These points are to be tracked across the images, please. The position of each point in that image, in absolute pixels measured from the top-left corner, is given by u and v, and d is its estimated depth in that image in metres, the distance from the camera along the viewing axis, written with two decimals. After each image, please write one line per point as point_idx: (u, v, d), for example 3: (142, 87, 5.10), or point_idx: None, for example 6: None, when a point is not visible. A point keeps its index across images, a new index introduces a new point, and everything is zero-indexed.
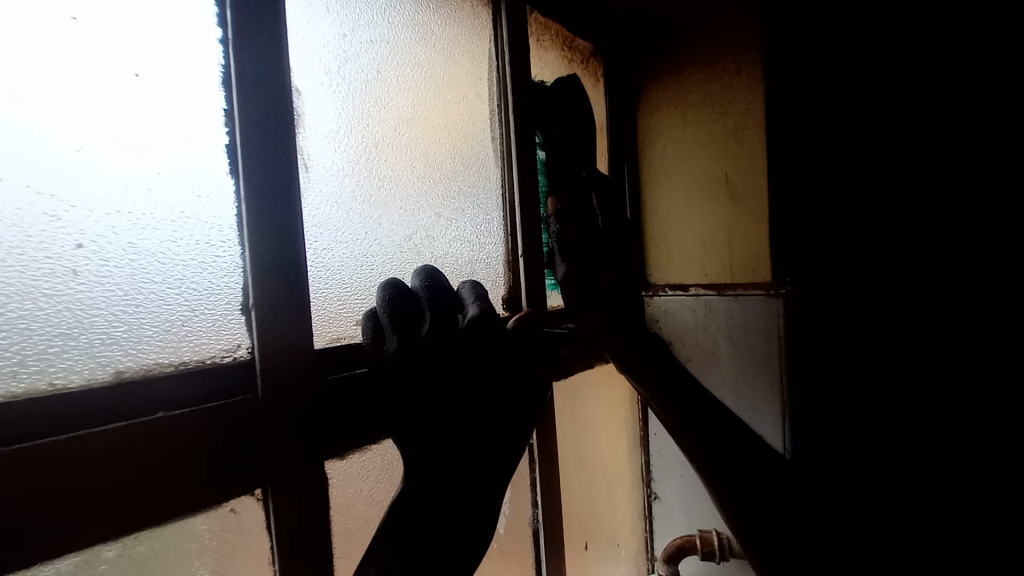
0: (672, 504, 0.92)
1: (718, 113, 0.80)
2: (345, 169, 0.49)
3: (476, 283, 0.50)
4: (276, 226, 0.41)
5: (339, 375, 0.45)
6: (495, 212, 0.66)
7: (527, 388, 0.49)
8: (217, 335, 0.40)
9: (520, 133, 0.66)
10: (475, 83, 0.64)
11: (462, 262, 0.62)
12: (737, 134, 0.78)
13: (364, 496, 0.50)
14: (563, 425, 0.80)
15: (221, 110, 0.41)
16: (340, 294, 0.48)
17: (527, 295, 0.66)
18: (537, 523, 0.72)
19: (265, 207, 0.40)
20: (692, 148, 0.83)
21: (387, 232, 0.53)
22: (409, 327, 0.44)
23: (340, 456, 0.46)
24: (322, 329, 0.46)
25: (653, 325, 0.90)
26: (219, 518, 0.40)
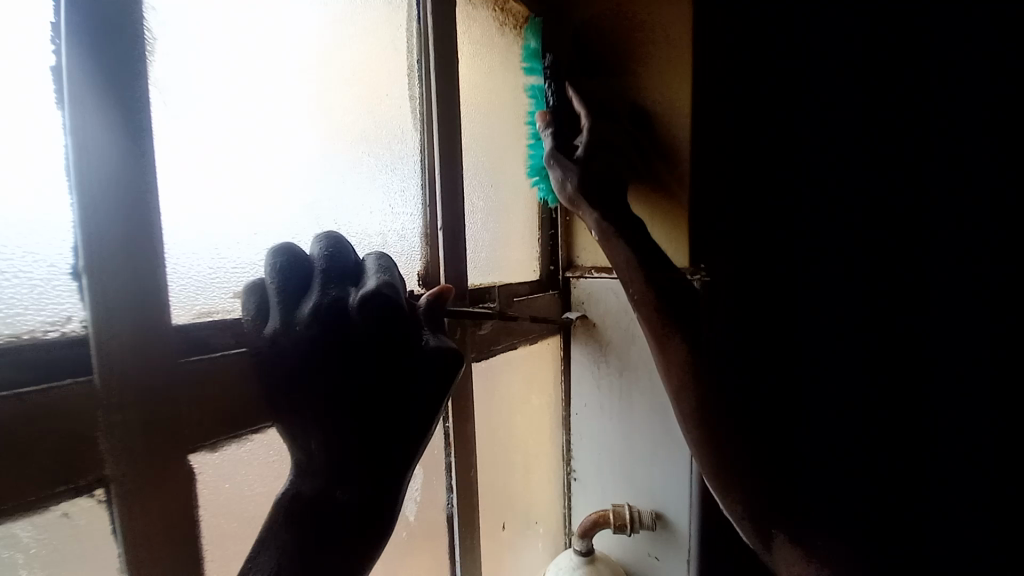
0: (588, 483, 0.93)
1: None
2: (223, 114, 0.42)
3: (384, 255, 0.44)
4: (120, 174, 0.34)
5: (205, 356, 0.38)
6: (411, 180, 0.61)
7: (435, 377, 0.41)
8: (39, 305, 0.32)
9: (442, 93, 0.60)
10: (390, 35, 0.58)
11: (371, 232, 0.56)
12: None
13: (245, 490, 0.44)
14: (482, 407, 0.78)
15: (46, 22, 0.32)
16: (213, 261, 0.41)
17: (447, 270, 0.62)
18: (452, 508, 0.70)
19: (104, 148, 0.33)
20: None
21: (278, 192, 0.47)
22: (296, 301, 0.38)
23: (211, 447, 0.40)
24: (188, 300, 0.39)
25: (578, 308, 0.89)
26: (48, 524, 0.33)
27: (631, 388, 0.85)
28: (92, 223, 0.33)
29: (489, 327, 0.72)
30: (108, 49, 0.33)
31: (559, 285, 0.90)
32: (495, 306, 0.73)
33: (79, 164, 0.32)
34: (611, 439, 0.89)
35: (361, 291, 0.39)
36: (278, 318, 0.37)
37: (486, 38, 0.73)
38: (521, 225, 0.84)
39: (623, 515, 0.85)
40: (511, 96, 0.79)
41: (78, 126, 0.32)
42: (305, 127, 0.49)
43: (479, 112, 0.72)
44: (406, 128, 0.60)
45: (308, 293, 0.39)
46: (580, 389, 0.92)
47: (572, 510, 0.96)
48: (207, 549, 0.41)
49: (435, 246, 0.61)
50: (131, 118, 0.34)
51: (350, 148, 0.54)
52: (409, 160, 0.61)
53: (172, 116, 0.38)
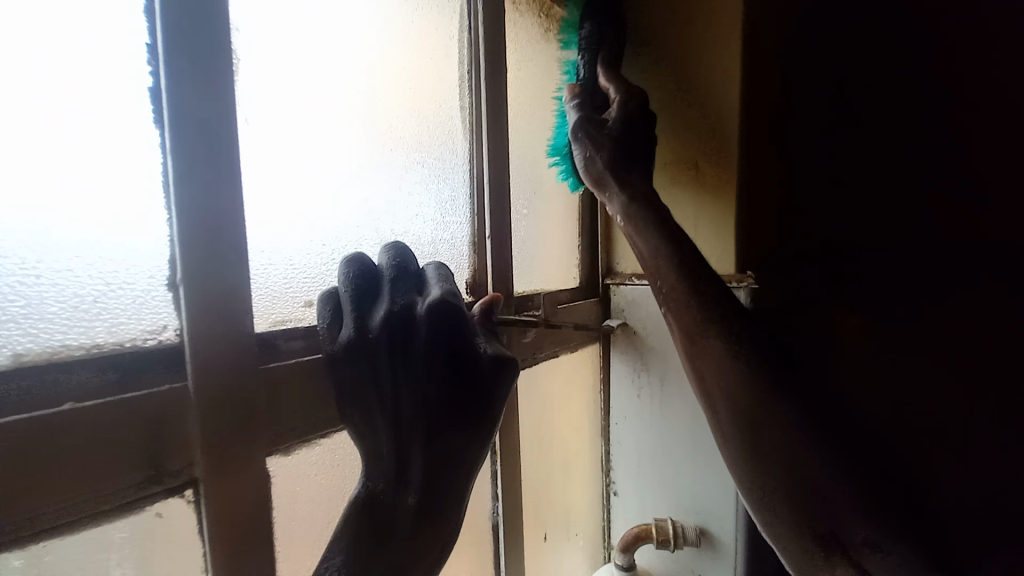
0: (628, 495, 0.92)
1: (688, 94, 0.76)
2: (295, 129, 0.44)
3: (443, 264, 0.45)
4: (212, 189, 0.36)
5: (281, 363, 0.40)
6: (461, 190, 0.62)
7: (488, 385, 0.42)
8: (138, 315, 0.34)
9: (492, 105, 0.61)
10: (442, 47, 0.59)
11: (424, 241, 0.58)
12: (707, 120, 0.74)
13: (311, 494, 0.45)
14: (525, 414, 0.78)
15: (146, 47, 0.35)
16: (288, 272, 0.43)
17: (495, 280, 0.63)
18: (497, 516, 0.70)
19: (197, 165, 0.35)
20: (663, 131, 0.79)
21: (341, 204, 0.48)
22: (367, 310, 0.39)
23: (284, 451, 0.41)
24: (266, 308, 0.41)
25: (618, 316, 0.89)
26: (143, 521, 0.35)
27: (675, 398, 0.84)
28: (188, 236, 0.35)
29: (533, 335, 0.73)
30: (201, 72, 0.35)
31: (599, 293, 0.89)
32: (539, 315, 0.73)
33: (178, 180, 0.34)
34: (652, 448, 0.88)
35: (427, 301, 0.40)
36: (351, 326, 0.38)
37: (530, 48, 0.73)
38: (562, 233, 0.84)
39: (666, 529, 0.84)
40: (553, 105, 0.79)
41: (176, 145, 0.34)
42: (366, 141, 0.51)
43: (523, 122, 0.73)
44: (456, 139, 0.62)
45: (378, 302, 0.40)
46: (621, 397, 0.91)
47: (612, 521, 0.94)
48: (280, 549, 0.42)
49: (484, 254, 0.62)
50: (221, 135, 0.36)
51: (404, 161, 0.56)
52: (459, 170, 0.62)
53: (253, 132, 0.40)
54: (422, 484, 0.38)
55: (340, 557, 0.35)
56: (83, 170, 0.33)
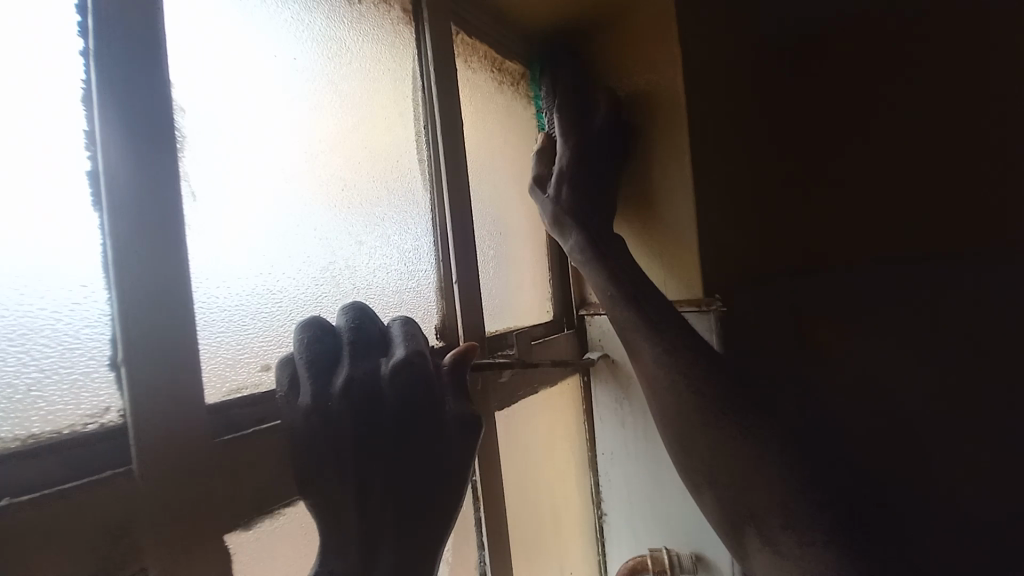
0: (621, 528, 0.89)
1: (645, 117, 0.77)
2: (246, 194, 0.44)
3: (409, 319, 0.45)
4: (158, 264, 0.35)
5: (237, 434, 0.39)
6: (424, 237, 0.63)
7: (450, 442, 0.41)
8: (77, 399, 0.33)
9: (449, 153, 0.62)
10: (398, 100, 0.61)
11: (388, 292, 0.57)
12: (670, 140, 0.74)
13: (277, 569, 0.43)
14: (506, 455, 0.76)
15: (84, 131, 0.35)
16: (240, 338, 0.42)
17: (465, 323, 0.62)
18: (484, 567, 0.67)
19: (140, 241, 0.35)
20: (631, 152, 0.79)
21: (302, 263, 0.48)
22: (325, 374, 0.38)
23: (244, 527, 0.40)
24: (220, 378, 0.40)
25: (597, 347, 0.89)
26: None
27: (659, 424, 0.83)
28: (131, 315, 0.34)
29: (509, 375, 0.72)
30: (140, 150, 0.35)
31: (575, 325, 0.89)
32: (513, 353, 0.73)
33: (120, 258, 0.34)
34: (641, 478, 0.86)
35: (392, 362, 0.40)
36: (309, 393, 0.37)
37: (485, 102, 0.76)
38: (532, 269, 0.85)
39: (662, 560, 0.82)
40: (514, 147, 0.82)
41: (115, 224, 0.34)
42: (325, 200, 0.52)
43: (484, 165, 0.75)
44: (416, 189, 0.62)
45: (339, 366, 0.39)
46: (606, 427, 0.90)
47: (607, 557, 0.92)
48: None
49: (450, 298, 0.62)
50: (164, 210, 0.36)
51: (366, 215, 0.56)
52: (421, 218, 0.63)
53: (201, 202, 0.40)
54: (392, 551, 0.37)
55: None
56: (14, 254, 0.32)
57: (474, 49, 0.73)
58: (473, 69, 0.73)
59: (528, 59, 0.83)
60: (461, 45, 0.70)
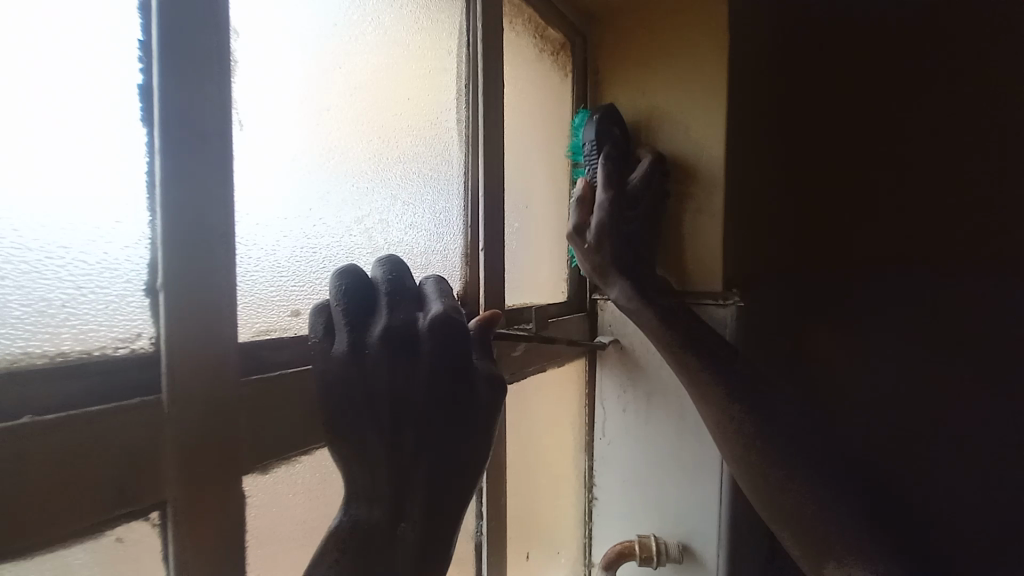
0: (611, 511, 0.90)
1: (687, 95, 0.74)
2: (289, 131, 0.42)
3: (442, 279, 0.44)
4: (203, 194, 0.34)
5: (266, 376, 0.38)
6: (455, 200, 0.61)
7: (479, 408, 0.40)
8: (109, 321, 0.32)
9: (488, 117, 0.60)
10: (443, 56, 0.59)
11: (416, 252, 0.56)
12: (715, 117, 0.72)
13: (288, 515, 0.42)
14: (510, 427, 0.76)
15: (136, 40, 0.33)
16: (274, 280, 0.41)
17: (488, 293, 0.61)
18: (481, 535, 0.67)
19: (187, 169, 0.33)
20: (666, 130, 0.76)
21: (338, 212, 0.47)
22: (363, 323, 0.37)
23: (263, 470, 0.39)
24: (251, 318, 0.39)
25: (607, 332, 0.88)
26: (109, 545, 0.32)
27: (662, 411, 0.84)
28: (172, 242, 0.33)
29: (522, 350, 0.72)
30: (198, 72, 0.33)
31: (586, 308, 0.89)
32: (529, 329, 0.72)
33: (167, 184, 0.32)
34: (638, 464, 0.87)
35: (430, 316, 0.39)
36: (346, 339, 0.36)
37: (525, 66, 0.73)
38: (551, 247, 0.84)
39: (650, 546, 0.83)
40: (547, 121, 0.80)
41: (164, 146, 0.32)
42: (366, 153, 0.50)
43: (518, 136, 0.73)
44: (452, 150, 0.61)
45: (375, 316, 0.38)
46: (607, 411, 0.90)
47: (594, 537, 0.93)
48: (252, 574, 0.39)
49: (475, 266, 0.61)
50: (213, 140, 0.34)
51: (401, 171, 0.55)
52: (453, 180, 0.61)
53: (246, 134, 0.39)
54: (417, 509, 0.36)
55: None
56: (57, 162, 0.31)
57: (520, 12, 0.71)
58: (517, 31, 0.71)
59: (570, 30, 0.80)
60: (508, 6, 0.68)
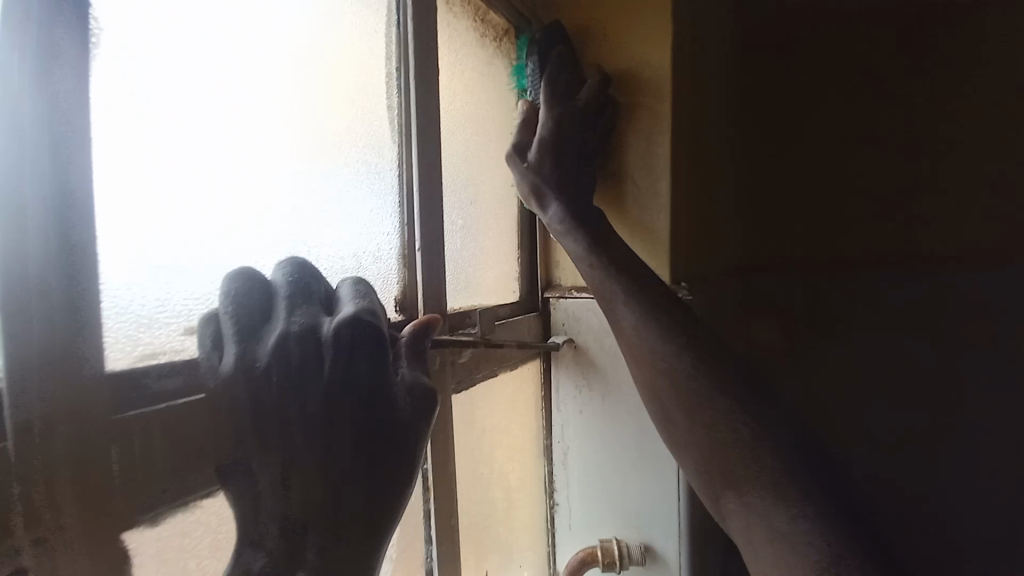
0: (570, 514, 0.88)
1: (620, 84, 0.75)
2: (173, 116, 0.36)
3: (360, 280, 0.40)
4: (45, 194, 0.28)
5: (146, 408, 0.32)
6: (388, 197, 0.56)
7: (401, 420, 0.37)
8: None
9: (423, 106, 0.56)
10: (369, 37, 0.54)
11: (344, 255, 0.51)
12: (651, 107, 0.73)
13: (187, 567, 0.36)
14: (461, 437, 0.72)
15: None
16: (161, 292, 0.35)
17: (428, 297, 0.56)
18: (432, 560, 0.62)
19: (23, 160, 0.27)
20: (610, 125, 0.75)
21: (245, 211, 0.41)
22: (258, 333, 0.33)
23: (147, 520, 0.32)
24: (130, 339, 0.32)
25: (562, 331, 0.86)
26: None
27: (618, 409, 0.82)
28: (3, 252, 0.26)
29: (469, 355, 0.67)
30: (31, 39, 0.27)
31: (540, 307, 0.86)
32: (476, 333, 0.68)
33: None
34: (598, 465, 0.85)
35: (338, 320, 0.35)
36: (235, 350, 0.32)
37: (464, 51, 0.69)
38: (500, 245, 0.80)
39: (613, 551, 0.81)
40: (491, 112, 0.76)
41: None
42: (279, 144, 0.45)
43: (459, 127, 0.68)
44: (383, 140, 0.55)
45: (271, 325, 0.33)
46: (564, 413, 0.87)
47: (555, 545, 0.90)
48: None
49: (413, 268, 0.56)
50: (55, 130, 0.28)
51: (324, 164, 0.49)
52: (386, 174, 0.56)
53: (113, 120, 0.32)
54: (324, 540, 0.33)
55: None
56: None
57: None
58: (453, 13, 0.66)
59: (514, 15, 0.76)
60: None
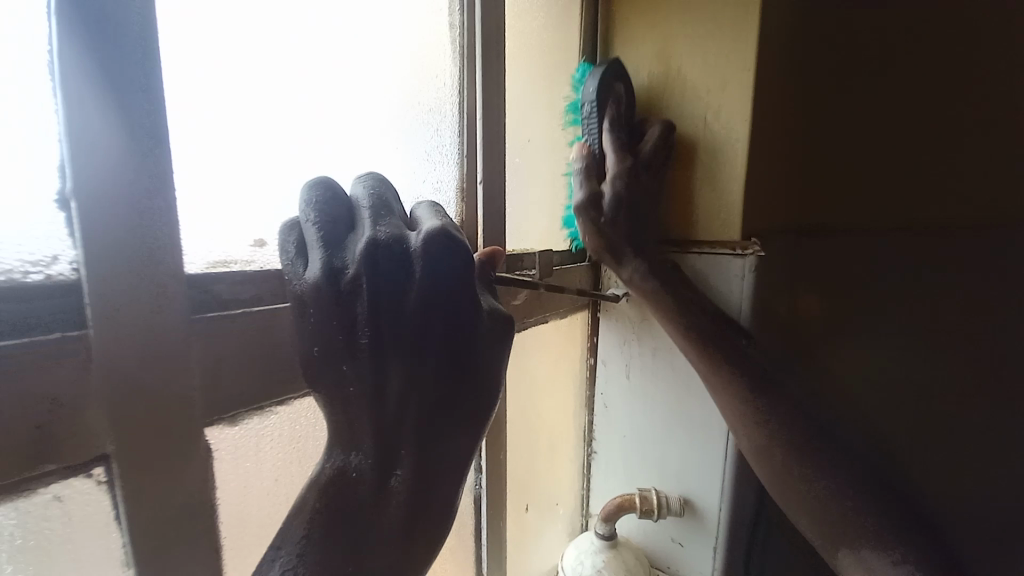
0: (611, 462, 0.88)
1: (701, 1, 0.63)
2: (240, 26, 0.35)
3: (436, 204, 0.38)
4: (123, 88, 0.27)
5: (226, 313, 0.32)
6: (448, 127, 0.53)
7: (484, 351, 0.34)
8: (17, 240, 0.26)
9: (486, 25, 0.51)
10: None
11: (404, 182, 0.49)
12: (734, 31, 0.61)
13: (267, 467, 0.38)
14: (511, 376, 0.72)
15: None
16: (234, 204, 0.35)
17: (486, 232, 0.54)
18: (479, 490, 0.63)
19: (101, 50, 0.26)
20: (684, 58, 0.65)
21: (303, 130, 0.39)
22: (340, 241, 0.31)
23: (230, 421, 0.33)
24: (201, 244, 0.32)
25: (613, 284, 0.83)
26: (38, 508, 0.27)
27: (667, 366, 0.79)
28: (80, 98, 0.25)
29: (523, 297, 0.66)
30: None
31: (592, 256, 0.82)
32: (532, 275, 0.66)
33: (79, 64, 0.25)
34: (646, 421, 0.83)
35: (422, 235, 0.32)
36: (321, 258, 0.30)
37: None
38: (555, 187, 0.76)
39: (650, 500, 0.80)
40: (555, 41, 0.70)
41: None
42: (338, 62, 0.42)
43: (520, 56, 0.64)
44: (443, 63, 0.52)
45: (355, 236, 0.32)
46: (609, 365, 0.86)
47: (593, 491, 0.91)
48: (225, 532, 0.35)
49: (473, 201, 0.53)
50: (139, 18, 0.28)
51: (386, 88, 0.47)
52: (446, 102, 0.52)
53: (179, 17, 0.31)
54: (416, 458, 0.32)
55: (296, 539, 0.29)
56: None
57: None
58: None
59: None
60: None
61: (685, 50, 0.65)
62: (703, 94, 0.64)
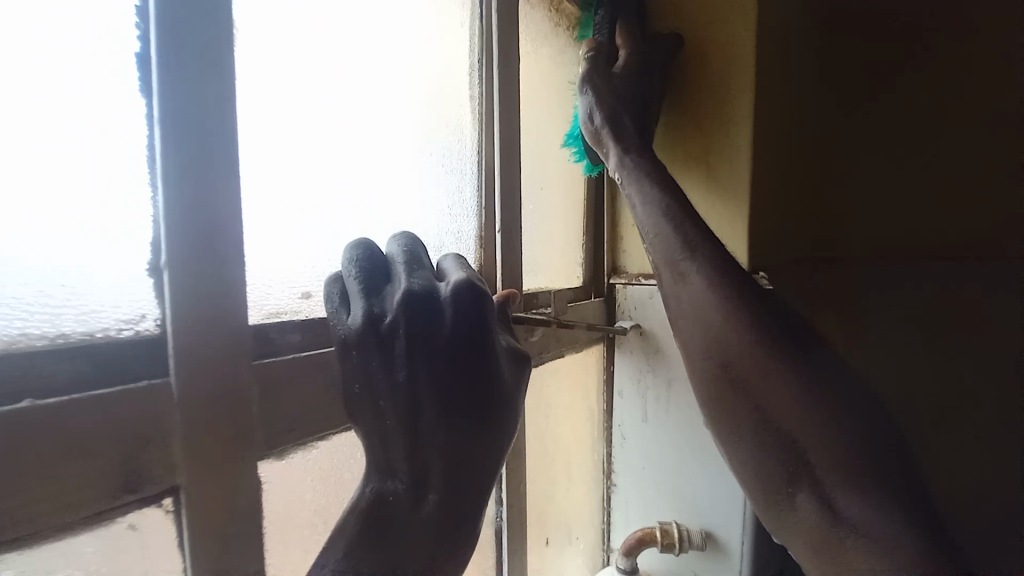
0: (630, 495, 0.88)
1: (708, 57, 0.69)
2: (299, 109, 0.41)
3: (461, 257, 0.42)
4: (206, 172, 0.32)
5: (278, 358, 0.37)
6: (467, 180, 0.58)
7: (501, 391, 0.38)
8: (115, 302, 0.31)
9: (501, 92, 0.57)
10: (455, 24, 0.56)
11: (428, 233, 0.54)
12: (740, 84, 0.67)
13: (306, 499, 0.41)
14: (529, 409, 0.74)
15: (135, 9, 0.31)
16: (287, 261, 0.40)
17: (503, 275, 0.59)
18: (500, 522, 0.65)
19: (188, 144, 0.32)
20: (692, 108, 0.71)
21: (342, 194, 0.45)
22: (379, 290, 0.36)
23: (277, 456, 0.37)
24: (259, 298, 0.37)
25: (626, 318, 0.86)
26: (117, 534, 0.31)
27: (682, 398, 0.81)
28: (175, 186, 0.31)
29: (538, 334, 0.69)
30: (193, 34, 0.32)
31: (604, 292, 0.86)
32: (547, 312, 0.70)
33: (175, 158, 0.31)
34: (663, 453, 0.84)
35: (452, 285, 0.37)
36: (362, 305, 0.35)
37: (539, 40, 0.70)
38: (568, 228, 0.81)
39: (671, 534, 0.80)
40: (565, 97, 0.76)
41: (163, 108, 0.31)
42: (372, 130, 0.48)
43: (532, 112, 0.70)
44: (463, 125, 0.58)
45: (391, 286, 0.36)
46: (625, 397, 0.88)
47: (612, 524, 0.91)
48: (270, 559, 0.38)
49: (491, 246, 0.58)
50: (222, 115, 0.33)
51: (414, 150, 0.53)
52: (466, 159, 0.58)
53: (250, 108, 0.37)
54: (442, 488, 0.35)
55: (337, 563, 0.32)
56: (56, 144, 0.30)
57: None
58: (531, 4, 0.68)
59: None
60: None
61: (690, 101, 0.71)
62: (710, 140, 0.70)
